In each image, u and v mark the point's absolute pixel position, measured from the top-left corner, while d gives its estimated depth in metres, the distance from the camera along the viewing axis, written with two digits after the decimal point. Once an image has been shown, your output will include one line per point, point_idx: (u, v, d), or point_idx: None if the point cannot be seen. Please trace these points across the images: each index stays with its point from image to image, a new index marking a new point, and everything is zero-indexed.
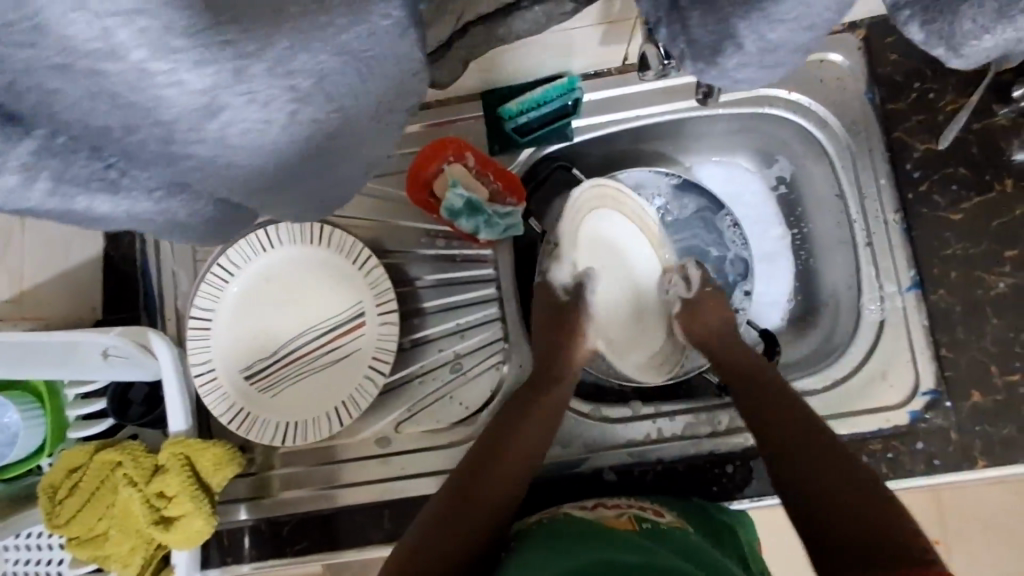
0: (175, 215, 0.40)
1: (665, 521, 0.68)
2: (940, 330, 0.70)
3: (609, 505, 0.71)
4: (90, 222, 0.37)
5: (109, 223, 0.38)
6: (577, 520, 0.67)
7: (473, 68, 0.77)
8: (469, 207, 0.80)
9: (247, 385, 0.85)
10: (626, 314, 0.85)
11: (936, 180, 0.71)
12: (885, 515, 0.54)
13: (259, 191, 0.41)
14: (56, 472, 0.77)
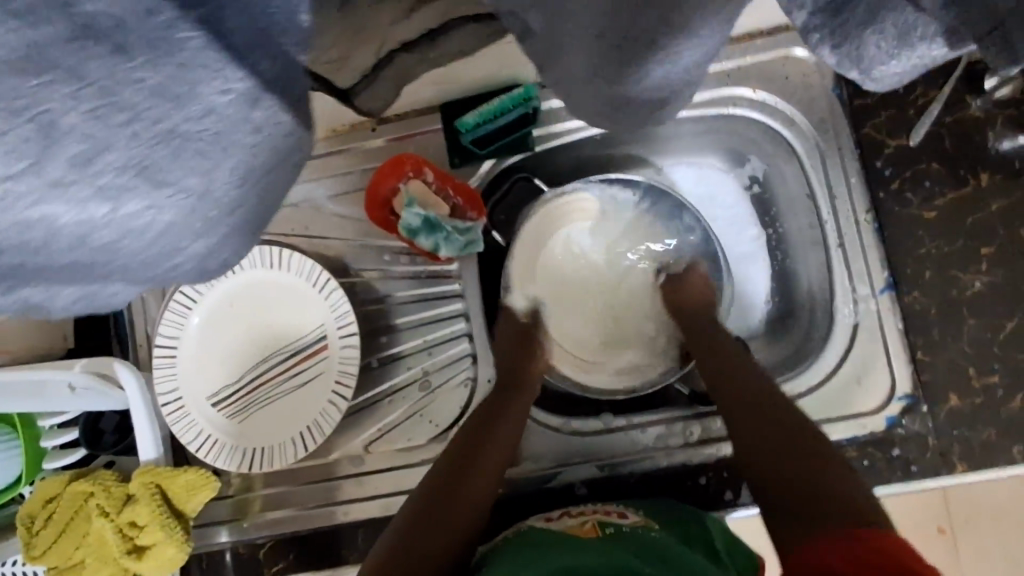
0: None
1: (628, 521, 0.64)
2: (915, 333, 0.74)
3: (575, 514, 0.67)
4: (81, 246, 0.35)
5: None
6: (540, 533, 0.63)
7: (420, 80, 0.74)
8: (427, 223, 0.74)
9: (216, 413, 0.74)
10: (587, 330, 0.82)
11: (907, 178, 0.75)
12: (835, 496, 0.52)
13: None
14: (32, 502, 0.74)
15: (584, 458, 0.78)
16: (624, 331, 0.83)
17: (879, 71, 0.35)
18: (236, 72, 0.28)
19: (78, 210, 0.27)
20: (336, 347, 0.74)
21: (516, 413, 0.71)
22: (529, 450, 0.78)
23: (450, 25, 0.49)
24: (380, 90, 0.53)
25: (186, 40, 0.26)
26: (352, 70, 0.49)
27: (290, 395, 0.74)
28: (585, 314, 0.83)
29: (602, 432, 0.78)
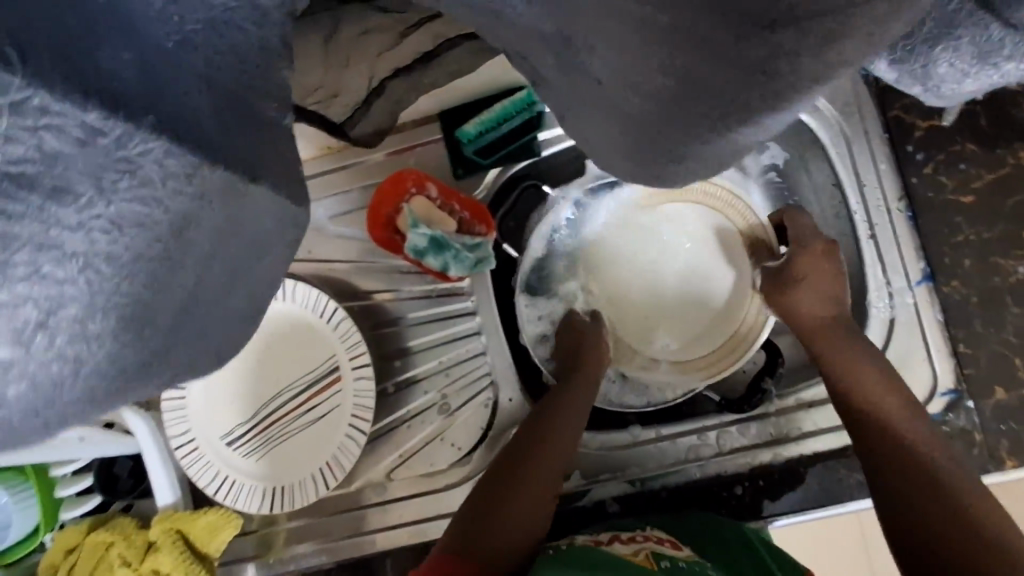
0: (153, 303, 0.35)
1: (682, 556, 0.60)
2: (955, 325, 0.70)
3: (625, 540, 0.63)
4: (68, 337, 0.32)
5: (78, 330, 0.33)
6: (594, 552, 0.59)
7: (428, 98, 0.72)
8: (434, 244, 0.71)
9: (230, 453, 0.72)
10: (652, 322, 0.78)
11: (940, 160, 0.70)
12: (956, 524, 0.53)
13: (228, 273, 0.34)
14: (53, 553, 0.72)
15: (613, 474, 0.75)
16: (676, 328, 0.77)
17: (954, 87, 0.46)
18: (206, 174, 0.27)
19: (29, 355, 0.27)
20: (350, 380, 0.71)
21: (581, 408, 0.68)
22: None
23: (445, 48, 0.45)
24: (376, 121, 0.49)
25: (142, 147, 0.25)
26: (343, 105, 0.46)
27: (308, 430, 0.72)
28: (649, 314, 0.78)
29: (629, 446, 0.76)
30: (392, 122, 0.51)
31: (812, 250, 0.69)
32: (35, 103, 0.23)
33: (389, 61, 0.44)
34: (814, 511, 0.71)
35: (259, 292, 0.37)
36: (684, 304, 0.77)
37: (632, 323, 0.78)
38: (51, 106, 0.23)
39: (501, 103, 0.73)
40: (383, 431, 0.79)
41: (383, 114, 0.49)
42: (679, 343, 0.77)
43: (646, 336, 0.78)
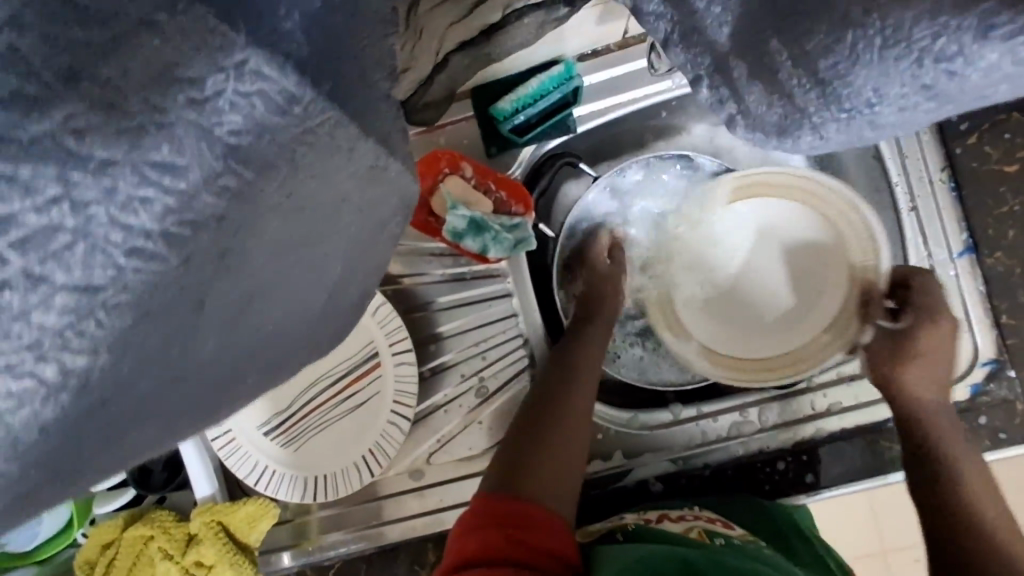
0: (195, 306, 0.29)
1: (736, 534, 0.61)
2: (998, 296, 0.70)
3: (674, 518, 0.64)
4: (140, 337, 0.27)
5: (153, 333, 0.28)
6: (650, 532, 0.60)
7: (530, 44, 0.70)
8: (474, 225, 0.69)
9: (269, 442, 0.70)
10: (714, 316, 0.77)
11: (986, 130, 0.69)
12: None
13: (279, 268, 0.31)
14: (89, 548, 0.70)
15: (654, 453, 0.75)
16: (733, 326, 0.77)
17: None
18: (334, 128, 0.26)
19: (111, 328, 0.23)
20: (390, 365, 0.69)
21: (591, 363, 0.70)
22: (598, 448, 0.76)
23: (520, 11, 0.44)
24: (433, 97, 0.47)
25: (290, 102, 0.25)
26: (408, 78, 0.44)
27: (348, 419, 0.70)
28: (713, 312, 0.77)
29: (670, 424, 0.76)
30: (445, 98, 0.49)
31: (939, 326, 0.67)
32: (250, 65, 0.23)
33: (456, 27, 0.42)
34: (859, 484, 0.70)
35: (352, 249, 0.36)
36: (737, 305, 0.77)
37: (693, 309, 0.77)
38: (261, 68, 0.23)
39: (539, 78, 0.71)
40: (421, 417, 0.78)
41: (438, 90, 0.48)
42: (729, 346, 0.76)
43: (702, 326, 0.77)
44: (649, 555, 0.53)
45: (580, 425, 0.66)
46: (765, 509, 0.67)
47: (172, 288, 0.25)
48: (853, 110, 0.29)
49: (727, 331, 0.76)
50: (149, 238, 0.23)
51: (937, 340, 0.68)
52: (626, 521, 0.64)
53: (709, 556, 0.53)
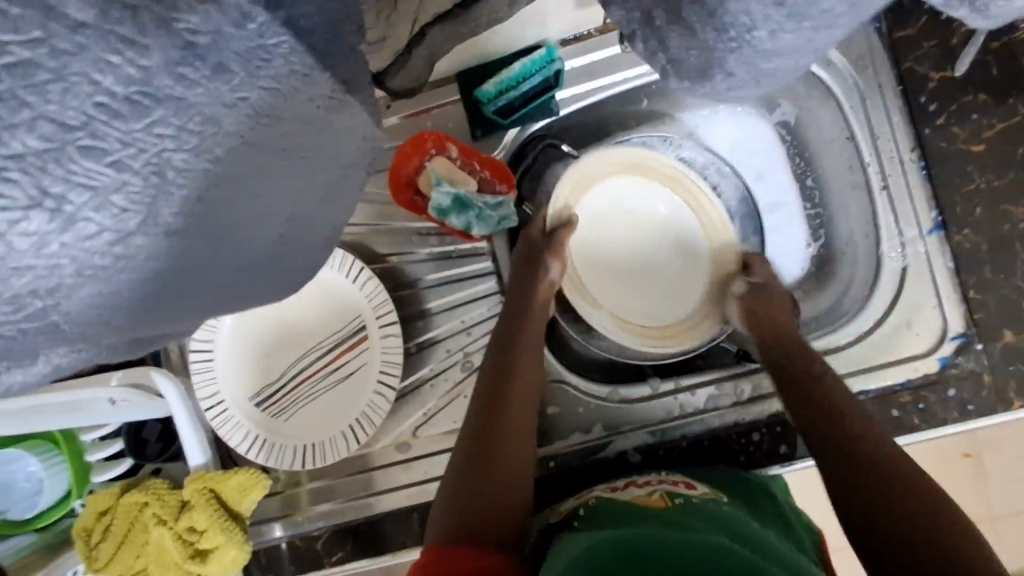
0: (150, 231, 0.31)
1: (698, 493, 0.62)
2: (966, 272, 0.72)
3: (640, 484, 0.65)
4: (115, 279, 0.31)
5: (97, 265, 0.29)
6: (614, 505, 0.59)
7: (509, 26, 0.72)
8: (458, 203, 0.71)
9: (261, 412, 0.72)
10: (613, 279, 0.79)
11: (953, 111, 0.72)
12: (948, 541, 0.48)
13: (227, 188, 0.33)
14: (85, 516, 0.72)
15: (633, 426, 0.77)
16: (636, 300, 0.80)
17: None
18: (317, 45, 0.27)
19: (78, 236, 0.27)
20: (376, 337, 0.71)
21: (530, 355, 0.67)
22: (578, 421, 0.78)
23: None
24: (414, 71, 0.50)
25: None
26: (387, 52, 0.46)
27: (337, 390, 0.73)
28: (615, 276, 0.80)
29: (648, 398, 0.78)
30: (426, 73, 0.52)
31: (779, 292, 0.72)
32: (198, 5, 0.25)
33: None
34: None
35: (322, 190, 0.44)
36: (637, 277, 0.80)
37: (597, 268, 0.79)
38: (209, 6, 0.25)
39: (522, 61, 0.73)
40: (409, 391, 0.80)
41: (418, 66, 0.50)
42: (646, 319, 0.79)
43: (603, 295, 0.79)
44: (605, 538, 0.52)
45: (528, 427, 0.63)
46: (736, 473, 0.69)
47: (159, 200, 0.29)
48: (749, 40, 0.33)
49: (622, 293, 0.79)
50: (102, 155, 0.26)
51: (785, 303, 0.72)
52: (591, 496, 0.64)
53: (666, 537, 0.51)
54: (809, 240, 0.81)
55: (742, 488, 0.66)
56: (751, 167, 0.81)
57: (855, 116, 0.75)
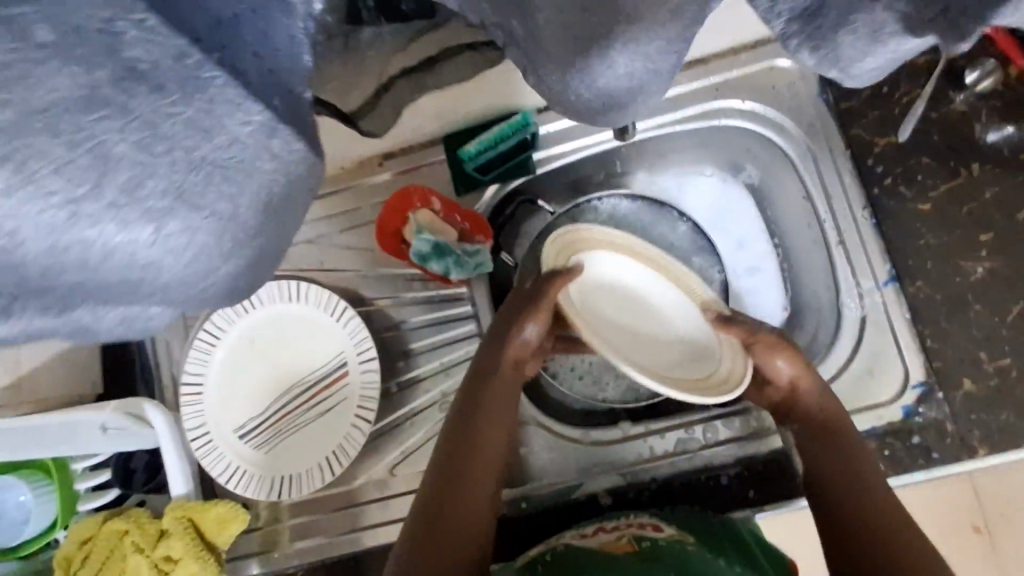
0: (168, 244, 0.32)
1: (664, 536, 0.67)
2: (922, 323, 0.75)
3: (609, 528, 0.70)
4: (121, 276, 0.32)
5: (109, 260, 0.31)
6: (578, 549, 0.67)
7: (494, 94, 0.76)
8: (437, 250, 0.76)
9: (244, 445, 0.76)
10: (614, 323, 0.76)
11: (899, 174, 0.77)
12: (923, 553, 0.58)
13: (231, 219, 0.34)
14: (67, 544, 0.75)
15: (605, 468, 0.79)
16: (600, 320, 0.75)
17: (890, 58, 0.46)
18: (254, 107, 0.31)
19: (124, 233, 0.30)
20: (357, 372, 0.76)
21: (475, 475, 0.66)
22: (552, 460, 0.80)
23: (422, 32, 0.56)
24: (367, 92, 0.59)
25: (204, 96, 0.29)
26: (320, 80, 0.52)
27: (319, 421, 0.76)
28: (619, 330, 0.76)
29: (620, 441, 0.80)
30: (391, 116, 0.66)
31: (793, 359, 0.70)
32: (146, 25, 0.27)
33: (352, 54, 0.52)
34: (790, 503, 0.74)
35: None
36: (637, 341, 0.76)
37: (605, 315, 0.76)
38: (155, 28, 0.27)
39: (500, 124, 0.79)
40: (387, 429, 0.83)
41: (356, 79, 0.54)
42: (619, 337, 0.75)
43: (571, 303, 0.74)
44: None
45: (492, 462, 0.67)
46: (703, 514, 0.72)
47: (163, 222, 0.31)
48: None
49: (628, 342, 0.75)
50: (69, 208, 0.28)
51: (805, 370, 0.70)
52: (560, 541, 0.70)
53: None
54: (785, 300, 0.86)
55: (699, 522, 0.70)
56: (738, 231, 0.88)
57: (806, 173, 0.80)
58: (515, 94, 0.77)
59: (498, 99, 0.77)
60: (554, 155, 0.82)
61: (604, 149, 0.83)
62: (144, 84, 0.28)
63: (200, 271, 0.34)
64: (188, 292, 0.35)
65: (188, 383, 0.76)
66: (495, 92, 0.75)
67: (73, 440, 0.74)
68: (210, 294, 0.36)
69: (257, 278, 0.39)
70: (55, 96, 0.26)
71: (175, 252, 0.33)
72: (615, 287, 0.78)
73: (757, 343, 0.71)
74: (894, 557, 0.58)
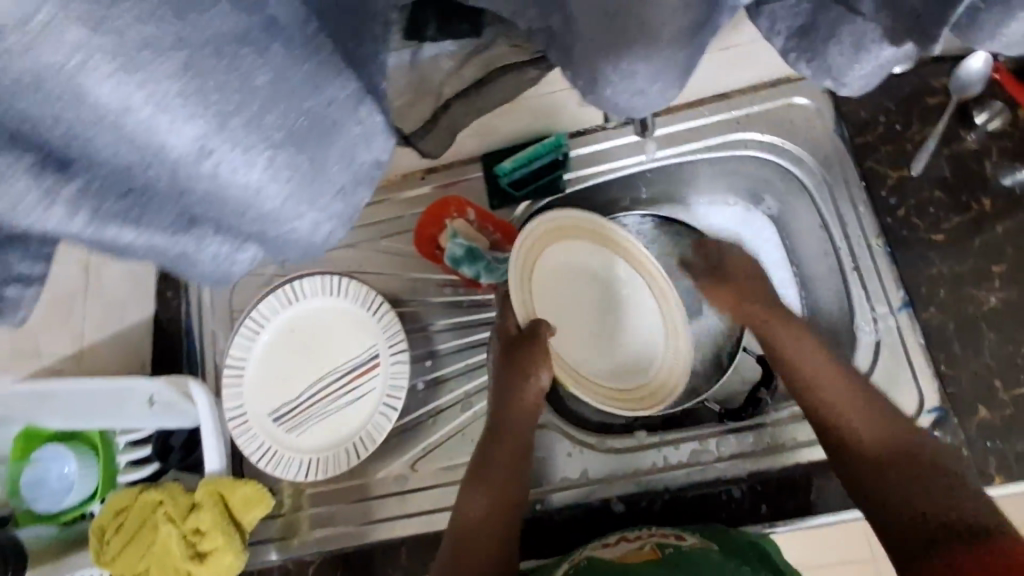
0: (275, 176, 0.33)
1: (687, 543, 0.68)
2: (937, 348, 0.77)
3: (631, 539, 0.71)
4: (226, 199, 0.32)
5: (223, 181, 0.32)
6: (601, 561, 0.66)
7: (529, 117, 0.84)
8: (470, 254, 0.82)
9: (276, 427, 0.81)
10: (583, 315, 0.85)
11: (912, 206, 0.80)
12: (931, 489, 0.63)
13: (331, 164, 0.35)
14: (105, 512, 0.78)
15: (619, 475, 0.81)
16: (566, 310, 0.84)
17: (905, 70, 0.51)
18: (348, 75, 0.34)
19: (242, 158, 0.31)
20: (387, 363, 0.81)
21: (494, 504, 0.72)
22: (567, 465, 0.82)
23: (473, 54, 0.61)
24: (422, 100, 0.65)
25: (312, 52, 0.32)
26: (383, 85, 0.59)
27: (349, 408, 0.82)
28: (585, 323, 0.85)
29: (635, 448, 0.81)
30: (447, 138, 0.71)
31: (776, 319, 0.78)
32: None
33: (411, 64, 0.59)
34: (811, 519, 0.75)
35: None
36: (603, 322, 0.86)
37: (572, 309, 0.84)
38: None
39: (535, 144, 0.86)
40: (411, 424, 0.86)
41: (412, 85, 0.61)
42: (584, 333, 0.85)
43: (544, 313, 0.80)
44: None
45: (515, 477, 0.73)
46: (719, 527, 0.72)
47: (276, 152, 0.32)
48: None
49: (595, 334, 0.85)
50: (195, 122, 0.29)
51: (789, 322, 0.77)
52: (583, 556, 0.69)
53: None
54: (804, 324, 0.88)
55: (724, 534, 0.70)
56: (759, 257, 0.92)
57: (822, 201, 0.84)
58: (550, 118, 0.85)
59: (534, 121, 0.84)
60: (584, 175, 0.89)
61: (631, 175, 0.90)
62: (287, 41, 0.31)
63: (295, 216, 0.35)
64: (278, 233, 0.35)
65: (231, 365, 0.81)
66: (532, 112, 0.82)
67: (122, 410, 0.80)
68: (296, 240, 0.37)
69: (339, 238, 0.39)
70: (210, 28, 0.29)
71: (281, 183, 0.33)
72: (579, 273, 0.84)
73: (743, 307, 0.80)
74: (911, 493, 0.63)
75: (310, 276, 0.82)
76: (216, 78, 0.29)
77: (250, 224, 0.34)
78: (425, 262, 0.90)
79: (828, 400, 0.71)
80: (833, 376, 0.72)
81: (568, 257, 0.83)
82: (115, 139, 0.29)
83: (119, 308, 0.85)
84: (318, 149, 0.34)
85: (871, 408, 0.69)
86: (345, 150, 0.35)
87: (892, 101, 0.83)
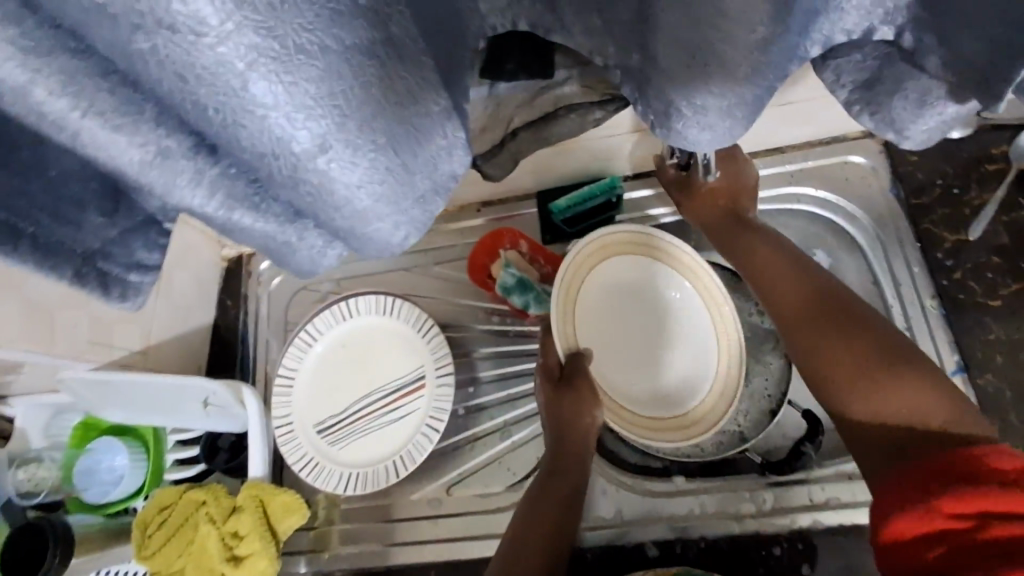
0: (372, 181, 0.38)
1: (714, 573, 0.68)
2: (993, 416, 0.75)
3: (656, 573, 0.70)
4: (327, 197, 0.38)
5: (330, 181, 0.37)
6: None
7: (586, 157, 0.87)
8: (521, 284, 0.84)
9: (320, 439, 0.83)
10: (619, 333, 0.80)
11: (969, 269, 0.80)
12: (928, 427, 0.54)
13: (414, 177, 0.41)
14: (148, 508, 0.80)
15: (654, 518, 0.79)
16: (610, 330, 0.80)
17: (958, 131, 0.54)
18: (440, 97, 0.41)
19: (348, 165, 0.37)
20: (433, 384, 0.83)
21: (539, 528, 0.70)
22: (602, 504, 0.81)
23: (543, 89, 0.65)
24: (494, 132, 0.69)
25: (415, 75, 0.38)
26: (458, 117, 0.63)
27: (391, 425, 0.83)
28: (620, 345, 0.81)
29: (672, 493, 0.80)
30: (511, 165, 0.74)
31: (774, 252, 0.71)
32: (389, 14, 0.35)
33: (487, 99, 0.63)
34: None
35: None
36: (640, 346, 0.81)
37: (608, 328, 0.80)
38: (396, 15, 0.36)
39: (591, 185, 0.89)
40: (446, 448, 0.87)
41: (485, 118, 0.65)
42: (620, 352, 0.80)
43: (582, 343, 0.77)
44: None
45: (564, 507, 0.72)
46: None
47: (378, 161, 0.38)
48: None
49: (629, 354, 0.81)
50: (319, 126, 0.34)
51: (778, 254, 0.70)
52: None
53: None
54: None
55: None
56: None
57: (875, 258, 0.83)
58: (607, 159, 0.88)
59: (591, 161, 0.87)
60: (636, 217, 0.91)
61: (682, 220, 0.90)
62: (400, 60, 0.37)
63: (381, 218, 0.41)
64: (363, 230, 0.42)
65: (282, 373, 0.84)
66: (589, 152, 0.85)
67: (179, 408, 0.84)
68: (371, 246, 0.44)
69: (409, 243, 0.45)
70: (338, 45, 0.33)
71: (376, 186, 0.39)
72: (618, 291, 0.80)
73: (741, 242, 0.74)
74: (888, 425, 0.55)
75: (363, 295, 0.85)
76: (344, 91, 0.34)
77: (344, 220, 0.40)
78: (475, 290, 0.92)
79: (819, 331, 0.63)
80: (822, 302, 0.65)
81: (608, 275, 0.79)
82: (259, 129, 0.33)
83: (185, 313, 0.89)
84: (408, 164, 0.40)
85: (872, 338, 0.60)
86: (430, 162, 0.42)
87: (949, 164, 0.84)
